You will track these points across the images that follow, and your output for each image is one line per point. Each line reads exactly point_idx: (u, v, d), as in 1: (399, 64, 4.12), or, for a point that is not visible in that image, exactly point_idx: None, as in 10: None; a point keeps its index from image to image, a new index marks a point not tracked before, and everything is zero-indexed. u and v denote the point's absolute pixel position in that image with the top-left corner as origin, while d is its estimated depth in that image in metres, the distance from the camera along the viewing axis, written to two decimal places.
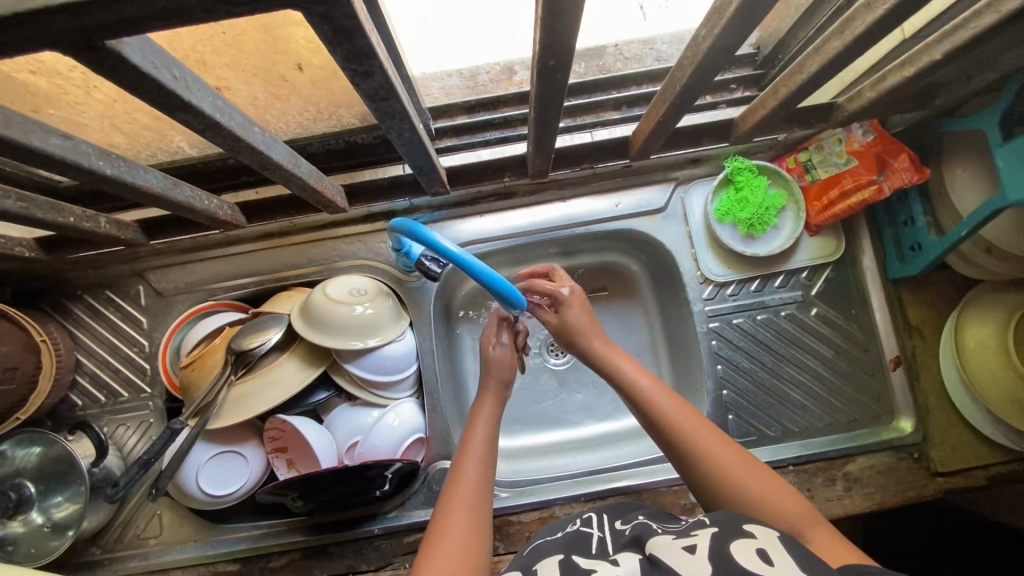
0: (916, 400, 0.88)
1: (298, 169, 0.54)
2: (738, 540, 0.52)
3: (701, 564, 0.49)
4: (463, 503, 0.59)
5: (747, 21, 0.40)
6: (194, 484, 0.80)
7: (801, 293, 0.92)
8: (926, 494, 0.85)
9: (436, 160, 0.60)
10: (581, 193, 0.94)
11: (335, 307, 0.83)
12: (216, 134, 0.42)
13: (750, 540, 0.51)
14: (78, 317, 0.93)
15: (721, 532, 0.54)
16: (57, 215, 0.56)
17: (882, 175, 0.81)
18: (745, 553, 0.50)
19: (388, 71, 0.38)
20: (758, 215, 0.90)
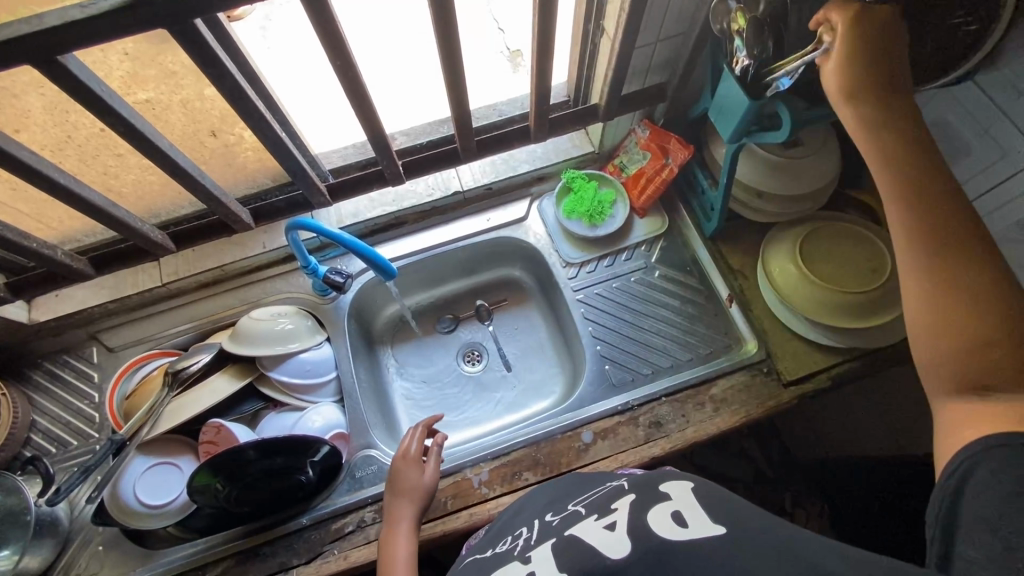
0: (753, 326, 1.05)
1: (203, 179, 0.77)
2: (656, 506, 0.67)
3: (621, 539, 0.63)
4: None
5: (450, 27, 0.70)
6: (132, 495, 0.89)
7: (644, 261, 1.13)
8: (782, 401, 0.99)
9: (308, 170, 0.84)
10: (460, 215, 1.19)
11: (258, 323, 1.00)
12: (134, 136, 0.66)
13: (667, 508, 0.65)
14: (37, 381, 1.07)
15: (639, 500, 0.70)
16: (25, 239, 0.76)
17: (668, 157, 1.08)
18: (662, 515, 0.65)
19: (236, 76, 0.65)
20: (595, 207, 1.14)
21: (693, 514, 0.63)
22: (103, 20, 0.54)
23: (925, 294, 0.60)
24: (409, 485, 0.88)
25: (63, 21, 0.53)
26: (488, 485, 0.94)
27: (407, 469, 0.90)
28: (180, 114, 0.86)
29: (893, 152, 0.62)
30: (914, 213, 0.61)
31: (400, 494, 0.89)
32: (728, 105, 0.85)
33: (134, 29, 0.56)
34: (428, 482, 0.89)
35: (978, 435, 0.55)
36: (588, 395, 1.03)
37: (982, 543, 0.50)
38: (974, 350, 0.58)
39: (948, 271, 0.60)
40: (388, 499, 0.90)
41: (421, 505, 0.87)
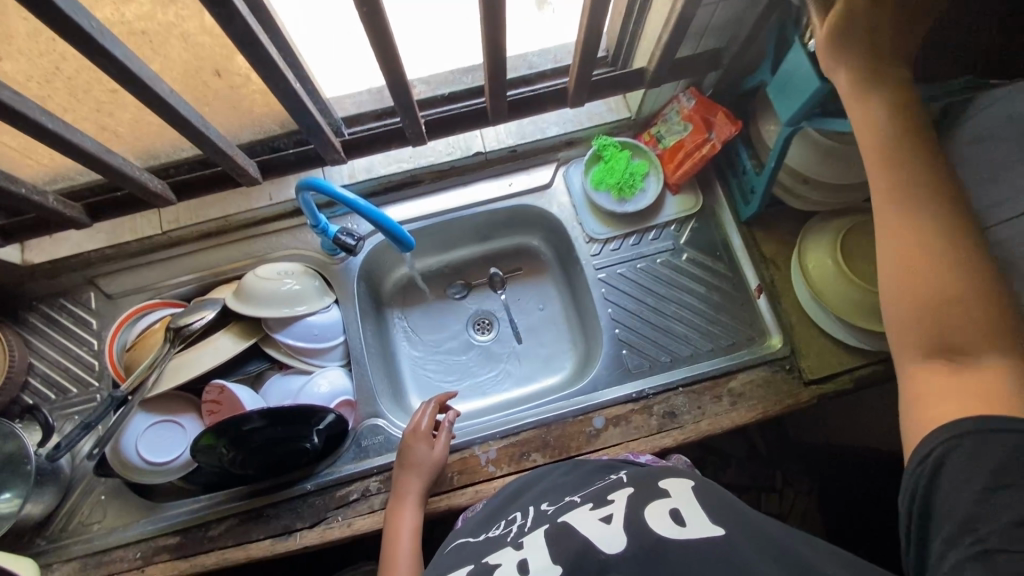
0: (780, 320, 1.00)
1: (207, 130, 0.69)
2: (655, 500, 0.65)
3: (618, 534, 0.61)
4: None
5: None
6: (134, 452, 0.87)
7: (672, 242, 1.06)
8: (801, 400, 0.96)
9: (323, 124, 0.76)
10: (479, 177, 1.11)
11: (263, 283, 0.95)
12: (131, 83, 0.58)
13: (666, 502, 0.64)
14: (33, 324, 1.03)
15: (637, 492, 0.68)
16: (13, 185, 0.69)
17: (711, 132, 0.99)
18: (660, 511, 0.63)
19: (248, 19, 0.56)
20: (625, 179, 1.06)
21: (690, 511, 0.62)
22: None
23: (897, 254, 0.56)
24: (418, 460, 0.88)
25: None
26: (495, 463, 0.92)
27: (417, 444, 0.90)
28: (180, 49, 0.77)
29: (874, 109, 0.58)
30: (896, 176, 0.57)
31: (408, 468, 0.88)
32: (793, 81, 0.75)
33: None
34: (436, 459, 0.89)
35: (945, 419, 0.52)
36: (602, 380, 1.00)
37: (953, 540, 0.48)
38: (945, 314, 0.53)
39: (925, 232, 0.55)
40: (395, 471, 0.90)
41: (428, 479, 0.88)
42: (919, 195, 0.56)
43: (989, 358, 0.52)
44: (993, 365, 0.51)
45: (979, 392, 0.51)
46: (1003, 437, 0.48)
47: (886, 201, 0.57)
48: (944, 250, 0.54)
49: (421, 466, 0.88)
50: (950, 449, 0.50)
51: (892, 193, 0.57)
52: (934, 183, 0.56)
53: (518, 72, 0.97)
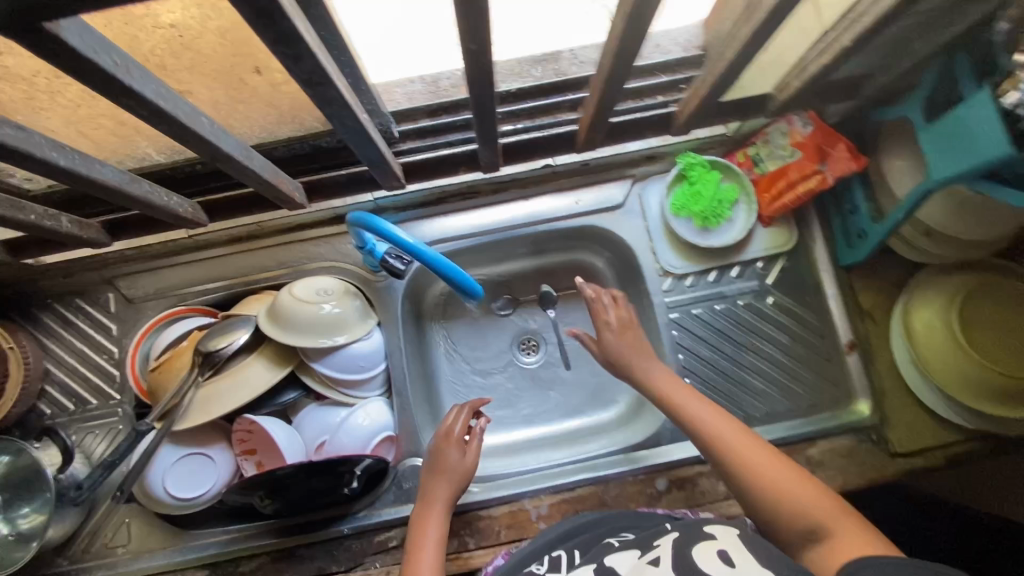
0: (871, 383, 0.91)
1: (250, 162, 0.57)
2: (700, 543, 0.56)
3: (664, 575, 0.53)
4: None
5: None
6: (160, 487, 0.81)
7: (757, 282, 0.95)
8: (887, 475, 0.87)
9: (386, 153, 0.63)
10: (542, 191, 0.98)
11: (302, 307, 0.85)
12: (163, 124, 0.45)
13: (713, 544, 0.54)
14: (48, 326, 0.94)
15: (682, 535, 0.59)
16: (19, 213, 0.58)
17: (824, 164, 0.85)
18: (707, 555, 0.53)
19: (322, 58, 0.42)
20: (713, 208, 0.93)
21: (739, 552, 0.52)
22: None
23: (749, 462, 0.64)
24: (449, 467, 0.79)
25: None
26: (547, 521, 0.85)
27: (449, 449, 0.81)
28: None
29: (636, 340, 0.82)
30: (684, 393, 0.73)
31: (438, 474, 0.80)
32: (970, 132, 0.61)
33: None
34: (467, 467, 0.80)
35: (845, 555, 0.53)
36: (666, 433, 0.91)
37: None
38: (783, 485, 0.62)
39: (730, 427, 0.68)
40: (426, 478, 0.81)
41: (458, 488, 0.79)
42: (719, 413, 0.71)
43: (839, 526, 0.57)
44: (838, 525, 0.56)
45: (855, 536, 0.55)
46: (899, 560, 0.49)
47: (712, 423, 0.69)
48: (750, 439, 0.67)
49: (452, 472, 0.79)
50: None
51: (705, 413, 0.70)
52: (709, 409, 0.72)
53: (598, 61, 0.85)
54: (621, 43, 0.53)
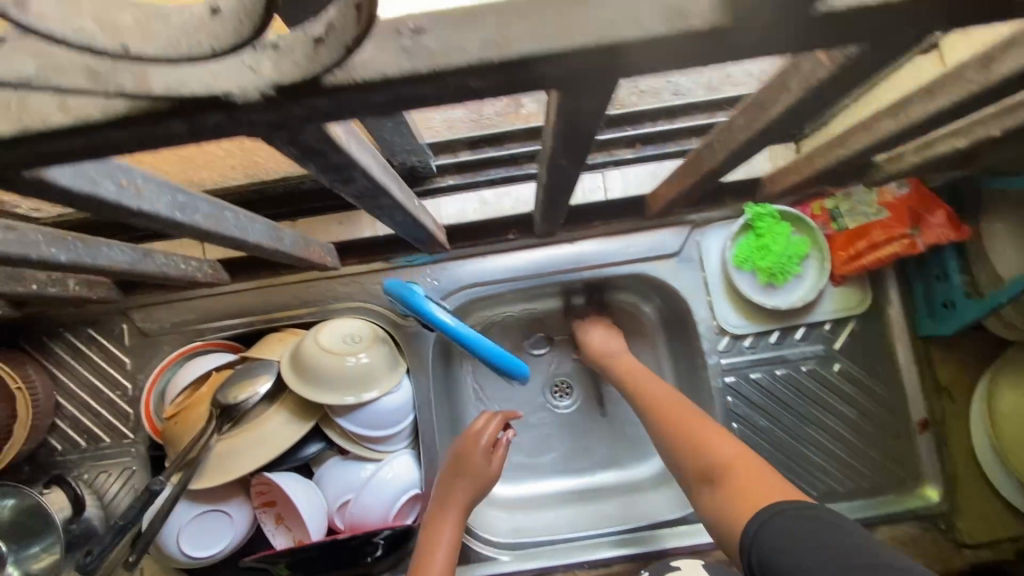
0: (942, 466, 0.83)
1: (280, 243, 0.50)
2: None
3: None
4: None
5: (776, 131, 0.35)
6: (175, 545, 0.76)
7: (823, 347, 0.86)
8: (952, 567, 0.81)
9: (432, 226, 0.55)
10: (589, 235, 0.88)
11: (328, 359, 0.78)
12: (181, 231, 0.37)
13: None
14: (59, 356, 0.89)
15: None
16: (18, 286, 0.51)
17: (916, 229, 0.76)
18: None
19: (376, 171, 0.34)
20: (781, 264, 0.84)
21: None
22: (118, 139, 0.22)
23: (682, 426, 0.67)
24: (475, 473, 0.75)
25: None
26: None
27: (476, 453, 0.77)
28: None
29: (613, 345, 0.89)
30: (650, 387, 0.77)
31: (459, 475, 0.75)
32: None
33: (194, 137, 0.24)
34: (490, 475, 0.77)
35: (762, 508, 0.52)
36: None
37: None
38: (721, 454, 0.61)
39: (686, 409, 0.70)
40: (443, 475, 0.77)
41: (477, 492, 0.76)
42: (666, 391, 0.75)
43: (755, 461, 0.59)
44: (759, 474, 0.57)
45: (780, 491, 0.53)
46: (812, 525, 0.47)
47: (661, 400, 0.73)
48: (701, 419, 0.67)
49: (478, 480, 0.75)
50: (763, 533, 0.49)
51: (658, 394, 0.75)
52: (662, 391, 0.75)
53: (661, 97, 0.81)
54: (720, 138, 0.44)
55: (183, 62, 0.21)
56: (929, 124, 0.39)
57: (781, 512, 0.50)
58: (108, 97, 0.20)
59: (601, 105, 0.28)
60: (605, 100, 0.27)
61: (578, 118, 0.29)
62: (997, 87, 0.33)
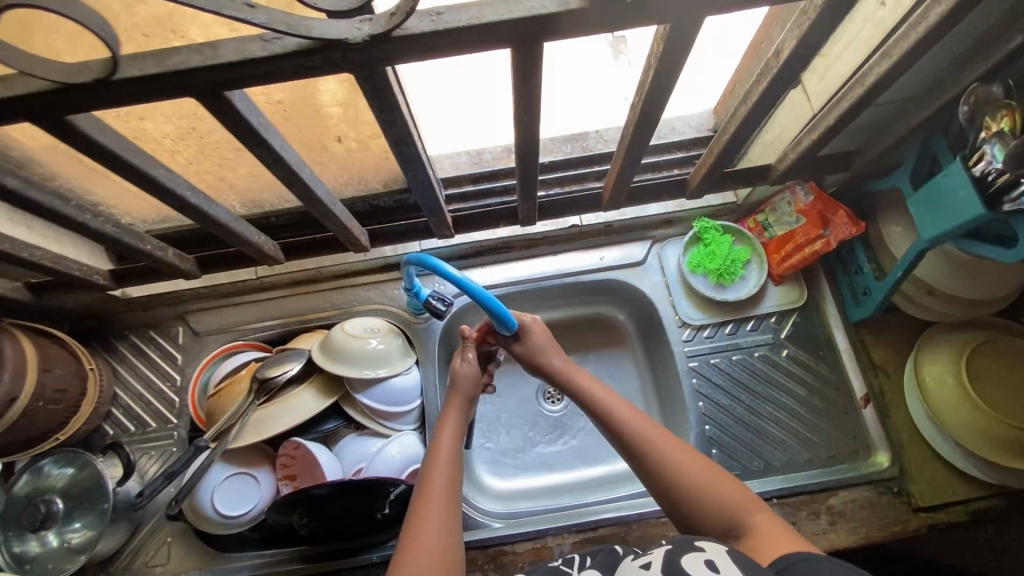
0: (888, 435, 0.93)
1: (334, 208, 0.70)
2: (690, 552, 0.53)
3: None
4: (425, 532, 0.61)
5: (657, 99, 0.56)
6: (208, 502, 0.87)
7: (772, 335, 1.01)
8: (910, 529, 0.88)
9: (444, 206, 0.75)
10: (570, 248, 1.08)
11: (351, 341, 0.94)
12: (279, 169, 0.57)
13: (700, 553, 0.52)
14: (122, 354, 1.05)
15: (674, 548, 0.54)
16: (139, 242, 0.70)
17: (827, 230, 0.93)
18: (695, 568, 0.51)
19: (409, 125, 0.54)
20: (726, 266, 1.02)
21: (726, 560, 0.51)
22: (284, 64, 0.42)
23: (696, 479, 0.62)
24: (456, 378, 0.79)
25: (238, 54, 0.41)
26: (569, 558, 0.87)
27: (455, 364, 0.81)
28: (310, 118, 0.78)
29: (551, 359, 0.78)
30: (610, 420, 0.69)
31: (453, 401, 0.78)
32: (948, 201, 0.70)
33: (317, 71, 0.44)
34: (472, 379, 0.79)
35: (788, 554, 0.53)
36: None
37: None
38: (717, 500, 0.60)
39: (661, 443, 0.66)
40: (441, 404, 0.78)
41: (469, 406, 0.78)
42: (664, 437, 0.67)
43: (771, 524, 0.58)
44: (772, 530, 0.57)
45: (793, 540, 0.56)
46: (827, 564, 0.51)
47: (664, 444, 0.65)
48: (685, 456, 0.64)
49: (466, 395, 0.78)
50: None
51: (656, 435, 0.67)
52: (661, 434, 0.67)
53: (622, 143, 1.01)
54: (634, 129, 0.63)
55: (334, 15, 0.40)
56: (770, 97, 0.60)
57: (814, 559, 0.52)
58: (291, 30, 0.39)
59: (538, 66, 0.48)
60: (540, 61, 0.48)
61: (528, 74, 0.49)
62: (787, 65, 0.54)
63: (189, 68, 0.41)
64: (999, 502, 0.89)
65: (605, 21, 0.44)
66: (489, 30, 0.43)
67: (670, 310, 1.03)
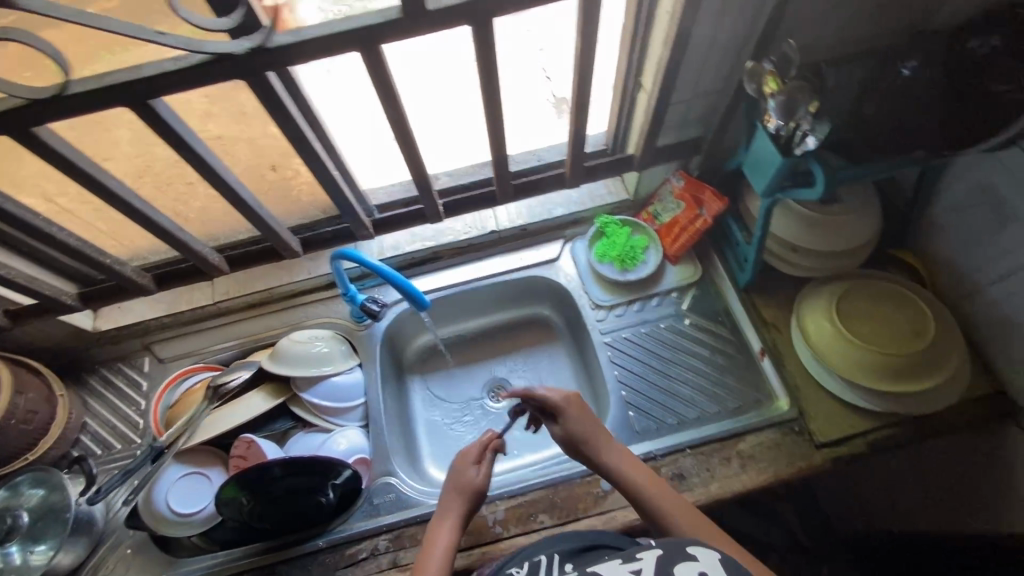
0: (785, 382, 1.02)
1: (260, 211, 0.85)
2: (680, 563, 0.60)
3: None
4: None
5: (492, 93, 0.73)
6: (163, 501, 0.95)
7: (674, 308, 1.13)
8: (814, 463, 0.95)
9: (357, 209, 0.92)
10: (494, 253, 1.21)
11: (295, 345, 1.05)
12: (204, 171, 0.72)
13: (692, 564, 0.59)
14: (92, 386, 1.14)
15: (665, 554, 0.62)
16: None
17: (702, 209, 1.08)
18: None
19: (301, 125, 0.70)
20: (627, 252, 1.15)
21: (716, 570, 0.58)
22: (188, 75, 0.59)
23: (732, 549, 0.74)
24: (465, 483, 0.86)
25: (154, 70, 0.58)
26: (502, 524, 0.93)
27: (466, 469, 0.88)
28: (246, 151, 0.93)
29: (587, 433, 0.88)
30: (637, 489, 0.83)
31: (455, 491, 0.86)
32: (762, 161, 0.84)
33: (214, 79, 0.60)
34: (482, 488, 0.86)
35: None
36: None
37: None
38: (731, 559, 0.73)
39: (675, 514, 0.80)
40: (444, 491, 0.88)
41: (477, 498, 0.86)
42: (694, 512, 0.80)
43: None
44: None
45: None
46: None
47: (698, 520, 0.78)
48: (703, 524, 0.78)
49: (472, 492, 0.85)
50: None
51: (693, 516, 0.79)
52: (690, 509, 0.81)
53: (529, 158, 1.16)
54: (492, 125, 0.79)
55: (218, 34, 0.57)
56: (587, 85, 0.78)
57: None
58: (187, 47, 0.56)
59: (385, 66, 0.65)
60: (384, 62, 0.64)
61: (380, 74, 0.65)
62: (584, 58, 0.72)
63: (119, 83, 0.58)
64: (894, 430, 0.96)
65: (421, 26, 0.61)
66: (334, 39, 0.59)
67: (584, 295, 1.16)
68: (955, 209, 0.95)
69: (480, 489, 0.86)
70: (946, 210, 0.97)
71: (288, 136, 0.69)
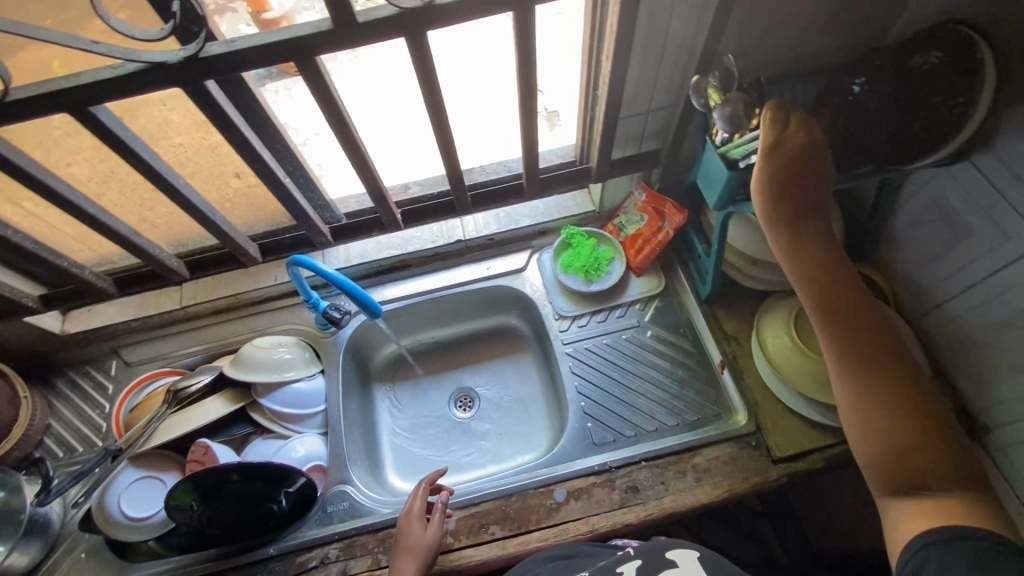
0: (744, 396, 1.01)
1: (215, 217, 0.86)
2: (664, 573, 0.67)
3: None
4: None
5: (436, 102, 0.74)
6: (116, 505, 0.95)
7: (637, 320, 1.13)
8: (770, 478, 0.94)
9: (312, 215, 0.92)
10: (462, 262, 1.22)
11: (257, 350, 1.05)
12: (152, 177, 0.74)
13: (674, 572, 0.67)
14: (59, 389, 1.15)
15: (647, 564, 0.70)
16: None
17: (664, 221, 1.09)
18: None
19: (245, 133, 0.72)
20: (592, 263, 1.15)
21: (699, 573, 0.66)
22: (126, 83, 0.61)
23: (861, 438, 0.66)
24: (412, 542, 0.86)
25: (91, 78, 0.60)
26: (453, 535, 0.93)
27: (413, 526, 0.88)
28: (207, 159, 0.95)
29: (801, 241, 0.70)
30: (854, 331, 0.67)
31: (404, 553, 0.86)
32: (711, 174, 0.85)
33: (152, 88, 0.62)
34: (434, 541, 0.87)
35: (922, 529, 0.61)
36: (567, 451, 1.02)
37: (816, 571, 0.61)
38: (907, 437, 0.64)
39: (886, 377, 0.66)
40: (393, 556, 0.87)
41: (430, 556, 0.85)
42: (867, 376, 0.66)
43: (963, 496, 0.62)
44: (957, 502, 0.61)
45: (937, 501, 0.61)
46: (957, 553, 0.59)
47: (852, 396, 0.67)
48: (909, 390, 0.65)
49: (424, 550, 0.85)
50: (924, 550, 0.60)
51: (845, 385, 0.67)
52: (865, 369, 0.66)
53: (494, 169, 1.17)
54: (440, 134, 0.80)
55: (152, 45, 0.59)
56: (535, 95, 0.79)
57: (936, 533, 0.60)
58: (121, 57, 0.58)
59: (323, 75, 0.67)
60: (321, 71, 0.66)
61: (318, 83, 0.67)
62: (526, 68, 0.73)
63: (58, 90, 0.60)
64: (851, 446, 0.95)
65: (354, 37, 0.63)
66: (270, 48, 0.61)
67: (547, 306, 1.17)
68: (913, 224, 0.95)
69: (435, 541, 0.87)
70: (904, 224, 0.97)
71: (232, 142, 0.71)
